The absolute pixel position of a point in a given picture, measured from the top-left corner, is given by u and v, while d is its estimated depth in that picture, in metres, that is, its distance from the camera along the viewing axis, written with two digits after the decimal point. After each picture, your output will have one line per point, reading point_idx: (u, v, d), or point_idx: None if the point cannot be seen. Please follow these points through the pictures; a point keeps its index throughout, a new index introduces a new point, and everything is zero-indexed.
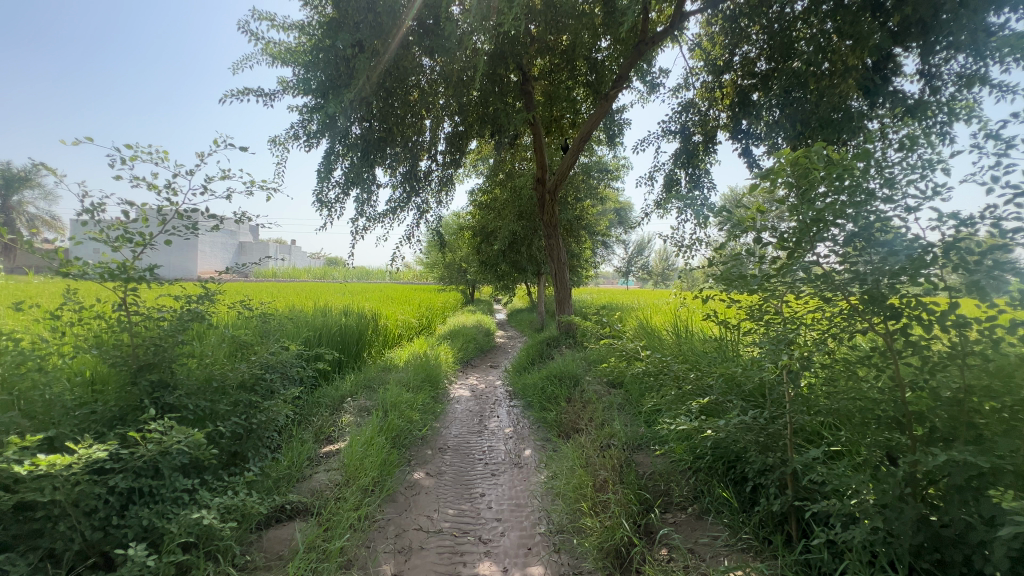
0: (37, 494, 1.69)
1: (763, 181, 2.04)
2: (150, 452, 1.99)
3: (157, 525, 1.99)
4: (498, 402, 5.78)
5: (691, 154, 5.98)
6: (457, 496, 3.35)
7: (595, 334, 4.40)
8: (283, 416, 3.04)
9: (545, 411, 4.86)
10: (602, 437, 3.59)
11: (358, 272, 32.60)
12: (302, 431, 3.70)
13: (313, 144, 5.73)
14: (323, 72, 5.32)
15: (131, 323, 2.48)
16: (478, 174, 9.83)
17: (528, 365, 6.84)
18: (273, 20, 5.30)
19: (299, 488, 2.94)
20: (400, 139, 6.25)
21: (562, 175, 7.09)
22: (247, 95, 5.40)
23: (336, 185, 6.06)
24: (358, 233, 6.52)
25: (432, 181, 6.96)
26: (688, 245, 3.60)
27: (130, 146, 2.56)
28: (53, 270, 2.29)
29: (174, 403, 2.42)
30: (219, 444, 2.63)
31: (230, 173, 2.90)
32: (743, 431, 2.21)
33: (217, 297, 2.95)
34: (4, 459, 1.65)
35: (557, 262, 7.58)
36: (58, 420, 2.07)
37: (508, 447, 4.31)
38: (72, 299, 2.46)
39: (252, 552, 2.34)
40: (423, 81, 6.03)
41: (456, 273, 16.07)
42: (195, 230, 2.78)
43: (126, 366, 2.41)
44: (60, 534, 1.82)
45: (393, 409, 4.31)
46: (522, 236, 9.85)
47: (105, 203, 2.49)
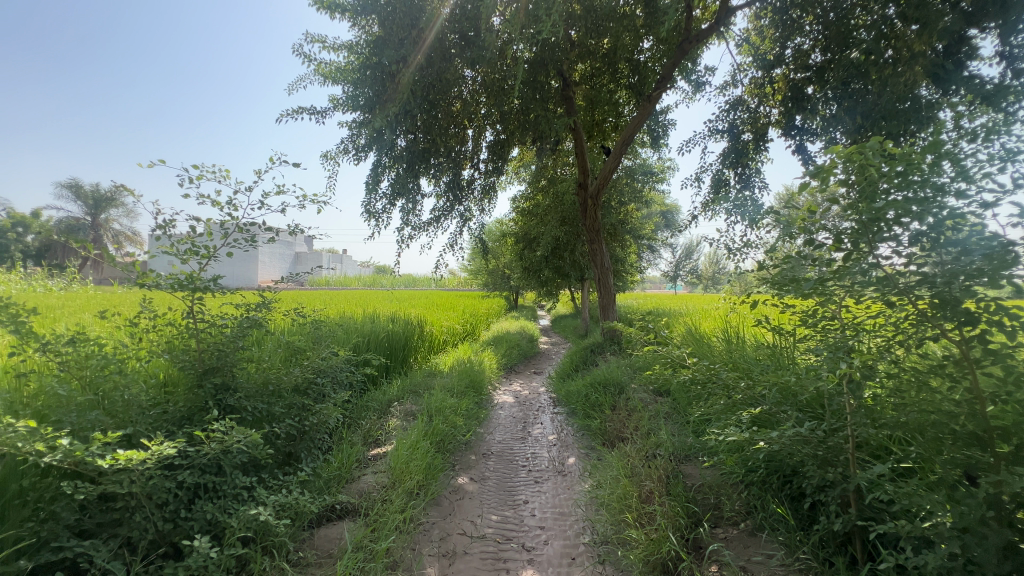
0: (117, 486, 1.85)
1: (815, 180, 1.93)
2: (214, 451, 2.13)
3: (219, 519, 2.13)
4: (542, 409, 5.76)
5: (740, 153, 5.74)
6: (500, 503, 3.37)
7: (640, 341, 4.28)
8: (334, 419, 3.17)
9: (588, 418, 4.80)
10: (648, 447, 3.49)
11: (405, 279, 33.59)
12: (351, 434, 3.84)
13: (361, 157, 5.98)
14: (371, 88, 5.60)
15: (198, 330, 2.68)
16: (521, 181, 9.86)
17: (572, 371, 6.76)
18: (324, 42, 5.61)
19: (348, 488, 3.05)
20: (444, 149, 6.44)
21: (605, 179, 6.98)
22: (301, 113, 5.74)
23: (383, 197, 6.29)
24: (403, 241, 6.72)
25: (475, 189, 7.06)
26: (738, 248, 3.46)
27: (196, 166, 2.78)
28: (132, 281, 2.51)
29: (234, 404, 2.59)
30: (276, 445, 2.79)
31: (284, 189, 3.12)
32: (800, 444, 2.09)
33: (274, 306, 3.13)
34: (89, 453, 1.81)
35: (601, 268, 7.47)
36: (135, 419, 2.23)
37: (551, 454, 4.29)
38: (148, 307, 2.68)
39: (305, 549, 2.45)
40: (465, 92, 6.24)
41: (500, 279, 16.15)
42: (253, 242, 2.94)
43: (193, 369, 2.59)
44: (136, 524, 1.96)
45: (438, 414, 4.39)
46: (565, 241, 9.80)
47: (175, 220, 2.72)
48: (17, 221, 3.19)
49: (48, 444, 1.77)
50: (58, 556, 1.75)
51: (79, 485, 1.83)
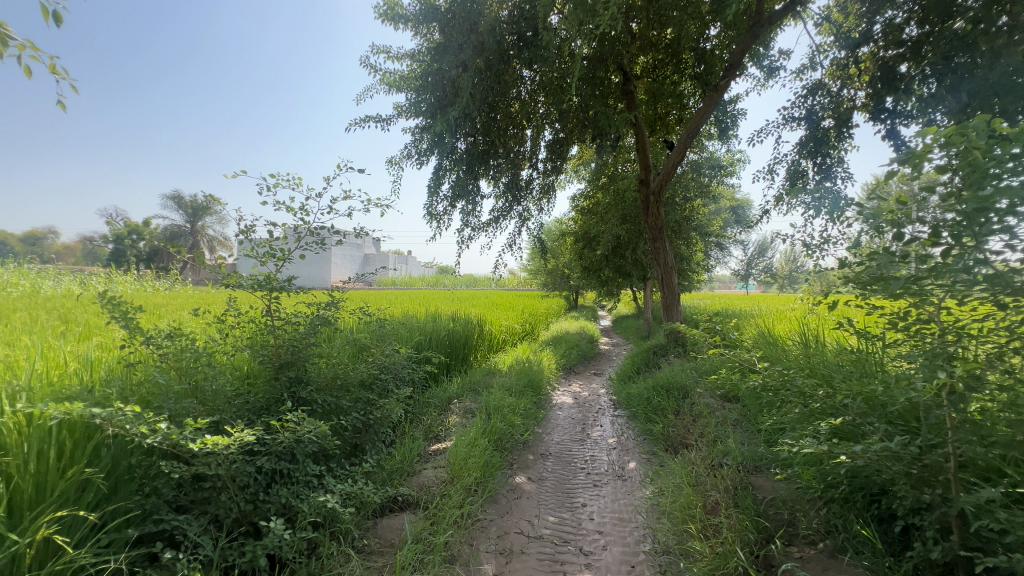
0: (206, 468, 2.03)
1: (906, 167, 1.73)
2: (288, 439, 2.29)
3: (293, 503, 2.29)
4: (602, 411, 5.64)
5: (820, 142, 5.28)
6: (559, 504, 3.34)
7: (706, 344, 4.07)
8: (396, 414, 3.30)
9: (650, 423, 4.64)
10: (714, 455, 3.31)
11: (466, 279, 34.36)
12: (413, 429, 3.99)
13: (423, 161, 6.20)
14: (432, 94, 5.78)
15: (275, 326, 2.89)
16: (580, 180, 9.74)
17: (634, 373, 6.58)
18: (389, 52, 5.88)
19: (410, 480, 3.17)
20: (503, 151, 6.53)
21: (668, 174, 6.71)
22: (368, 122, 6.04)
23: (444, 199, 6.47)
24: (463, 242, 6.88)
25: (534, 189, 7.06)
26: (818, 244, 3.18)
27: (273, 175, 3.00)
28: (219, 282, 2.76)
29: (306, 397, 2.77)
30: (343, 436, 2.94)
31: (351, 194, 3.29)
32: (889, 459, 1.88)
33: (342, 305, 3.31)
34: (184, 437, 2.01)
35: (664, 267, 7.18)
36: (222, 408, 2.44)
37: (611, 458, 4.19)
38: (233, 306, 2.93)
39: (369, 537, 2.57)
40: (523, 93, 6.26)
41: (560, 279, 16.05)
42: (323, 245, 3.13)
43: (271, 363, 2.80)
44: (222, 503, 2.14)
45: (496, 412, 4.44)
46: (627, 239, 9.54)
47: (255, 226, 2.94)
48: (131, 229, 3.62)
49: (150, 427, 1.98)
50: (158, 528, 1.96)
51: (175, 466, 2.04)
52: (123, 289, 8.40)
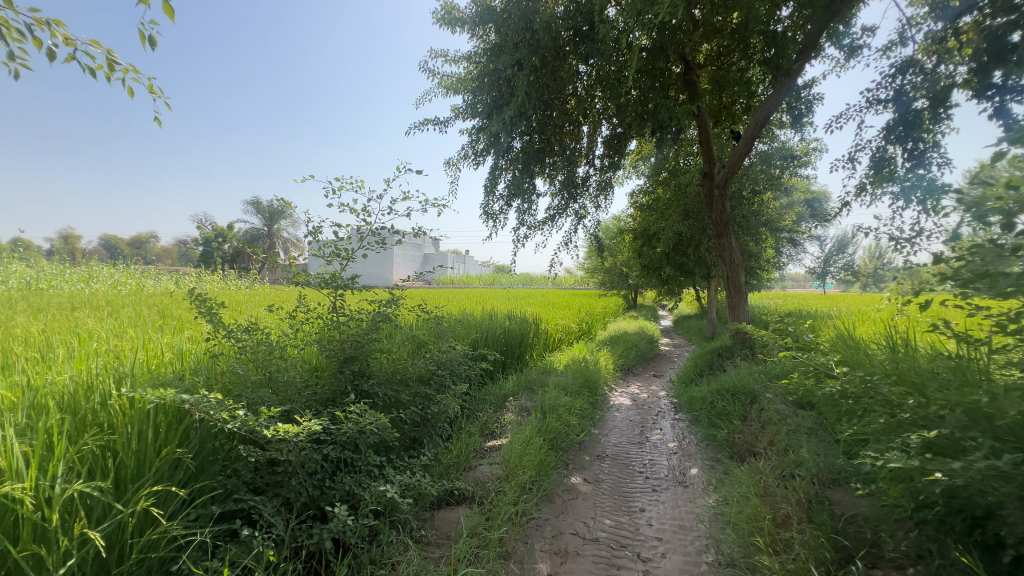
0: (278, 453, 2.18)
1: (1017, 147, 1.52)
2: (351, 430, 2.41)
3: (356, 491, 2.40)
4: (661, 414, 5.45)
5: (911, 125, 4.78)
6: (615, 507, 3.27)
7: (776, 346, 3.81)
8: (453, 409, 3.36)
9: (714, 428, 4.42)
10: (785, 465, 3.09)
11: (523, 279, 34.54)
12: (470, 425, 4.06)
13: (480, 161, 6.30)
14: (488, 95, 5.87)
15: (340, 322, 3.05)
16: (639, 175, 9.47)
17: (696, 375, 6.30)
18: (447, 56, 6.04)
19: (466, 475, 3.22)
20: (559, 148, 6.53)
21: (734, 166, 6.36)
22: (427, 125, 6.24)
23: (500, 198, 6.54)
24: (519, 241, 6.92)
25: (590, 186, 6.95)
26: (908, 238, 2.88)
27: (338, 180, 3.16)
28: (291, 280, 2.95)
29: (368, 390, 2.89)
30: (403, 429, 3.05)
31: (409, 195, 3.41)
32: (995, 480, 1.66)
33: (401, 303, 3.43)
34: (259, 424, 2.17)
35: (729, 265, 6.80)
36: (293, 398, 2.61)
37: (671, 463, 4.04)
38: (303, 302, 3.12)
39: (427, 528, 2.64)
40: (580, 89, 6.18)
41: (618, 278, 15.71)
42: (383, 245, 3.26)
43: (336, 357, 2.95)
44: (293, 487, 2.29)
45: (551, 411, 4.42)
46: (689, 236, 9.16)
47: (322, 227, 3.11)
48: (217, 232, 3.97)
49: (230, 414, 2.16)
50: (237, 507, 2.13)
51: (252, 450, 2.20)
52: (211, 288, 9.26)
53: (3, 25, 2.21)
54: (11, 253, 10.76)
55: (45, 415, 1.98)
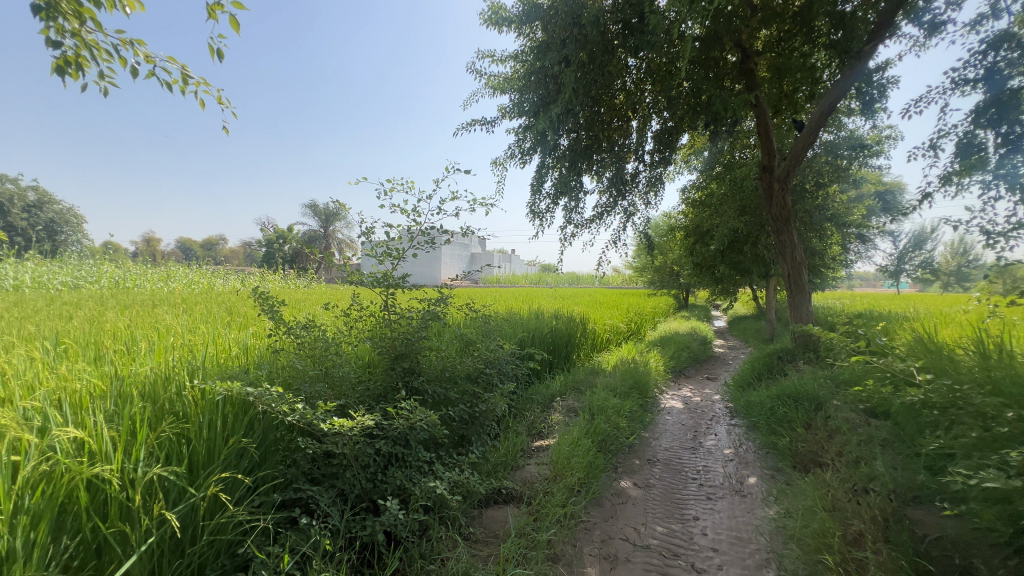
0: (334, 446, 2.27)
1: None
2: (402, 425, 2.46)
3: (406, 486, 2.46)
4: (716, 419, 5.22)
5: (1005, 106, 4.29)
6: (667, 514, 3.15)
7: (845, 349, 3.55)
8: (500, 408, 3.37)
9: (774, 435, 4.18)
10: (856, 479, 2.86)
11: (569, 278, 34.25)
12: (517, 424, 4.06)
13: (526, 160, 6.30)
14: (535, 93, 5.86)
15: (392, 319, 3.12)
16: (691, 170, 9.13)
17: (754, 379, 5.99)
18: (494, 56, 6.10)
19: (513, 475, 3.23)
20: (606, 144, 6.40)
21: (796, 158, 5.99)
22: (475, 125, 6.31)
23: (547, 196, 6.51)
24: (566, 240, 6.87)
25: (640, 182, 6.76)
26: (1005, 231, 2.59)
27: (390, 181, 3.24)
28: (346, 278, 3.07)
29: (418, 386, 2.95)
30: (452, 426, 3.09)
31: (458, 195, 3.44)
32: None
33: (450, 301, 3.47)
34: (316, 417, 2.26)
35: (790, 263, 6.41)
36: (348, 393, 2.70)
37: (727, 470, 3.86)
38: (357, 300, 3.23)
39: (475, 525, 2.66)
40: (629, 83, 6.03)
41: (668, 277, 15.22)
42: (433, 244, 3.31)
43: (387, 354, 3.02)
44: (347, 479, 2.37)
45: (599, 413, 4.34)
46: (745, 233, 8.73)
47: (375, 228, 3.20)
48: (280, 234, 4.20)
49: (290, 407, 2.26)
50: (297, 496, 2.23)
51: (310, 442, 2.30)
52: (274, 287, 9.84)
53: (95, 48, 2.44)
54: (104, 256, 11.94)
55: (129, 402, 2.15)
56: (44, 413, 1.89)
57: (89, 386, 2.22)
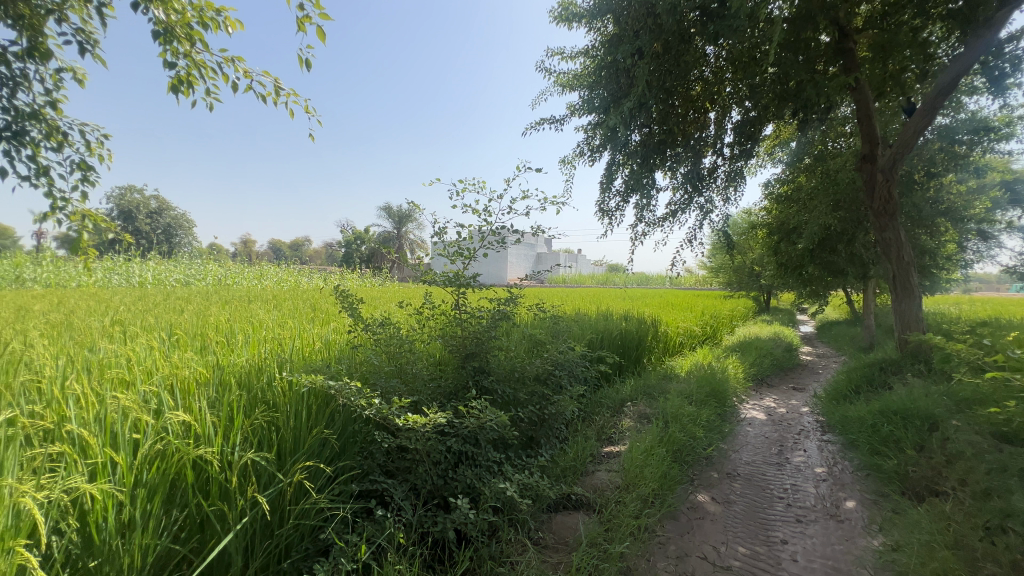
0: (408, 441, 2.32)
1: None
2: (473, 424, 2.48)
3: (476, 485, 2.46)
4: (805, 434, 4.77)
5: None
6: (751, 535, 2.91)
7: (969, 363, 3.08)
8: (570, 411, 3.29)
9: (877, 456, 3.73)
10: (986, 513, 2.46)
11: (638, 278, 33.23)
12: (586, 428, 3.96)
13: (596, 157, 6.17)
14: (606, 88, 5.71)
15: (463, 318, 3.16)
16: (775, 163, 8.47)
17: (850, 392, 5.41)
18: (564, 53, 6.03)
19: (583, 481, 3.15)
20: (682, 139, 6.09)
21: (904, 145, 5.35)
22: (543, 124, 6.28)
23: (617, 194, 6.34)
24: (637, 239, 6.64)
25: (718, 177, 6.35)
26: None
27: (461, 181, 3.28)
28: (420, 278, 3.15)
29: (488, 386, 2.96)
30: (520, 427, 3.07)
31: (529, 194, 3.41)
32: None
33: (519, 301, 3.45)
34: (391, 413, 2.33)
35: (896, 263, 5.70)
36: (421, 389, 2.76)
37: (820, 491, 3.50)
38: (430, 299, 3.30)
39: (544, 530, 2.62)
40: (707, 73, 5.76)
41: (747, 279, 14.26)
42: (503, 244, 3.31)
43: (458, 352, 3.04)
44: (420, 474, 2.42)
45: (673, 421, 4.12)
46: (839, 230, 7.94)
47: (447, 227, 3.25)
48: (358, 235, 4.41)
49: (367, 401, 2.34)
50: (373, 487, 2.31)
51: (386, 436, 2.38)
52: (352, 285, 10.44)
53: (202, 68, 2.69)
54: (208, 255, 13.34)
55: (228, 390, 2.34)
56: (159, 397, 2.10)
57: (195, 374, 2.45)
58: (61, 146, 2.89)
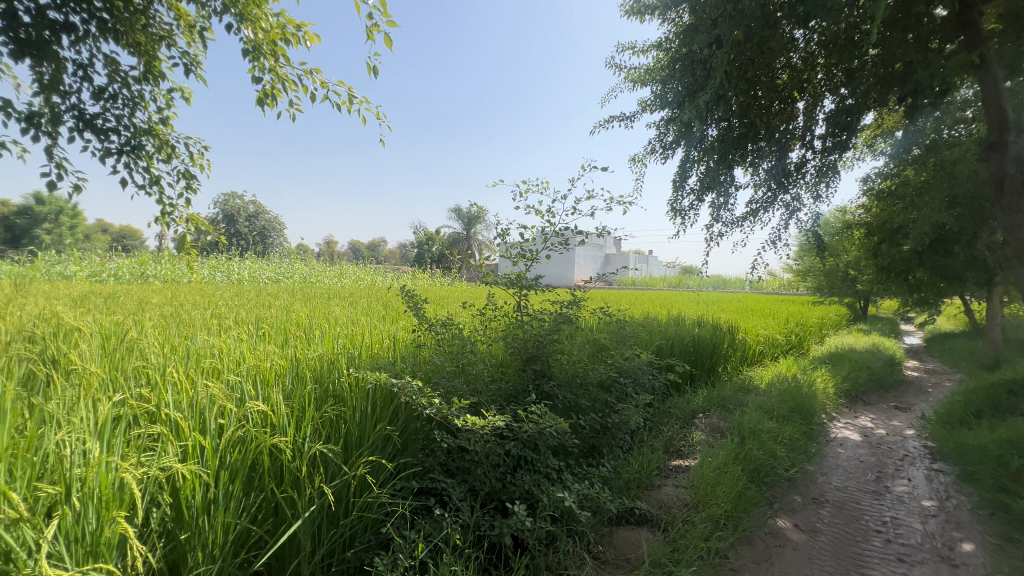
0: (466, 443, 2.33)
1: None
2: (532, 429, 2.43)
3: (534, 491, 2.42)
4: (909, 460, 4.22)
5: None
6: (841, 570, 2.60)
7: None
8: (635, 421, 3.15)
9: (1003, 493, 3.19)
10: None
11: (714, 281, 31.42)
12: (653, 439, 3.78)
13: (668, 155, 5.89)
14: (681, 81, 5.42)
15: (525, 321, 3.12)
16: (877, 155, 7.61)
17: (969, 416, 4.71)
18: (635, 48, 5.83)
19: (647, 495, 2.99)
20: (765, 132, 5.65)
21: None
22: (613, 122, 6.12)
23: (691, 193, 6.01)
24: (712, 240, 6.27)
25: (808, 173, 5.79)
26: None
27: (524, 182, 3.25)
28: (483, 279, 3.16)
29: (549, 391, 2.89)
30: (582, 435, 2.97)
31: (594, 194, 3.31)
32: None
33: (583, 304, 3.35)
34: (452, 414, 2.34)
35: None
36: (482, 390, 2.76)
37: (928, 528, 3.06)
38: (492, 301, 3.30)
39: (605, 544, 2.51)
40: (795, 60, 5.28)
41: (840, 283, 12.95)
42: (567, 245, 3.24)
43: (519, 355, 3.01)
44: (478, 477, 2.42)
45: (751, 437, 3.82)
46: (956, 229, 6.96)
47: (510, 229, 3.24)
48: (427, 237, 4.55)
49: (428, 401, 2.37)
50: (433, 486, 2.34)
51: (445, 436, 2.40)
52: (422, 285, 10.84)
53: (285, 81, 2.88)
54: (296, 255, 14.49)
55: (303, 383, 2.49)
56: (242, 386, 2.27)
57: (275, 366, 2.63)
58: (169, 158, 3.24)
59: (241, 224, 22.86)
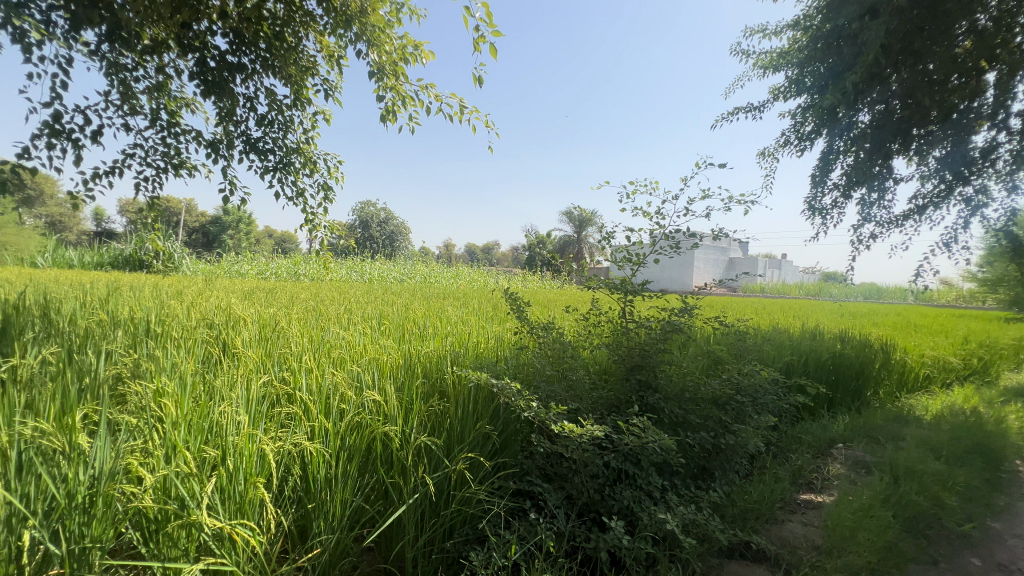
0: (564, 449, 2.29)
1: None
2: (633, 442, 2.30)
3: (634, 509, 2.29)
4: None
5: None
6: None
7: None
8: (755, 445, 2.82)
9: None
10: None
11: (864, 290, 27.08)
12: (778, 466, 3.36)
13: (805, 147, 5.22)
14: (823, 62, 4.75)
15: (629, 328, 2.98)
16: None
17: None
18: (766, 30, 5.27)
19: (767, 530, 2.67)
20: (937, 113, 4.69)
21: None
22: (738, 114, 5.60)
23: (835, 189, 5.26)
24: (860, 243, 5.42)
25: (1001, 159, 4.72)
26: None
27: (632, 183, 3.12)
28: (586, 283, 3.09)
29: (654, 404, 2.72)
30: (691, 454, 2.74)
31: (709, 193, 3.05)
32: None
33: (695, 312, 3.10)
34: (550, 419, 2.31)
35: None
36: (582, 397, 2.69)
37: None
38: (596, 306, 3.21)
39: None
40: (983, 22, 4.25)
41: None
42: (677, 248, 3.03)
43: (623, 363, 2.89)
44: (575, 485, 2.36)
45: (907, 478, 3.19)
46: None
47: (615, 232, 3.13)
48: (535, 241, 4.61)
49: (526, 404, 2.37)
50: (529, 489, 2.34)
51: (543, 440, 2.38)
52: (532, 288, 11.04)
53: (404, 97, 3.12)
54: (418, 258, 15.74)
55: (413, 377, 2.67)
56: (362, 377, 2.50)
57: (390, 359, 2.86)
58: (312, 172, 3.71)
59: (374, 230, 25.67)
